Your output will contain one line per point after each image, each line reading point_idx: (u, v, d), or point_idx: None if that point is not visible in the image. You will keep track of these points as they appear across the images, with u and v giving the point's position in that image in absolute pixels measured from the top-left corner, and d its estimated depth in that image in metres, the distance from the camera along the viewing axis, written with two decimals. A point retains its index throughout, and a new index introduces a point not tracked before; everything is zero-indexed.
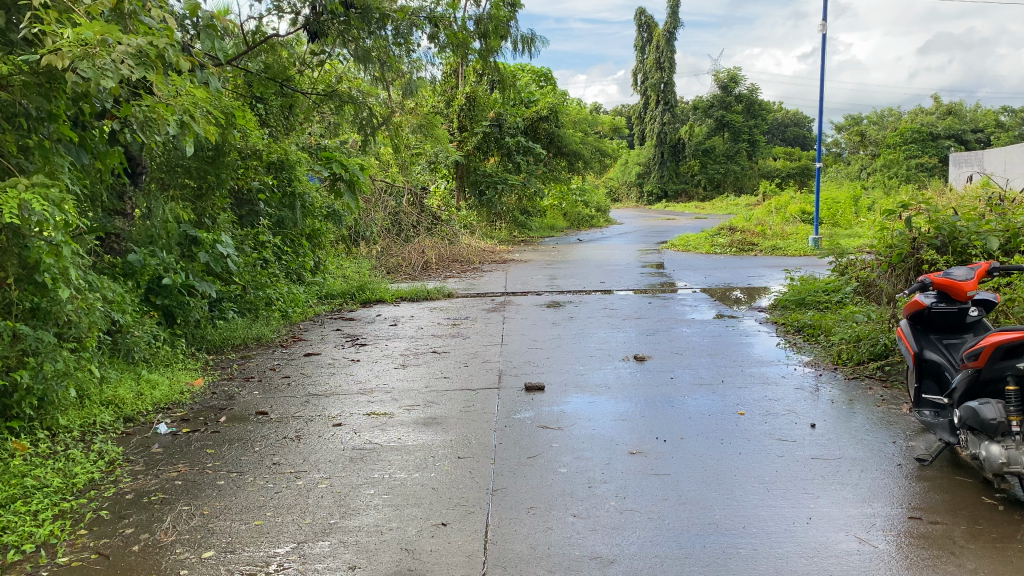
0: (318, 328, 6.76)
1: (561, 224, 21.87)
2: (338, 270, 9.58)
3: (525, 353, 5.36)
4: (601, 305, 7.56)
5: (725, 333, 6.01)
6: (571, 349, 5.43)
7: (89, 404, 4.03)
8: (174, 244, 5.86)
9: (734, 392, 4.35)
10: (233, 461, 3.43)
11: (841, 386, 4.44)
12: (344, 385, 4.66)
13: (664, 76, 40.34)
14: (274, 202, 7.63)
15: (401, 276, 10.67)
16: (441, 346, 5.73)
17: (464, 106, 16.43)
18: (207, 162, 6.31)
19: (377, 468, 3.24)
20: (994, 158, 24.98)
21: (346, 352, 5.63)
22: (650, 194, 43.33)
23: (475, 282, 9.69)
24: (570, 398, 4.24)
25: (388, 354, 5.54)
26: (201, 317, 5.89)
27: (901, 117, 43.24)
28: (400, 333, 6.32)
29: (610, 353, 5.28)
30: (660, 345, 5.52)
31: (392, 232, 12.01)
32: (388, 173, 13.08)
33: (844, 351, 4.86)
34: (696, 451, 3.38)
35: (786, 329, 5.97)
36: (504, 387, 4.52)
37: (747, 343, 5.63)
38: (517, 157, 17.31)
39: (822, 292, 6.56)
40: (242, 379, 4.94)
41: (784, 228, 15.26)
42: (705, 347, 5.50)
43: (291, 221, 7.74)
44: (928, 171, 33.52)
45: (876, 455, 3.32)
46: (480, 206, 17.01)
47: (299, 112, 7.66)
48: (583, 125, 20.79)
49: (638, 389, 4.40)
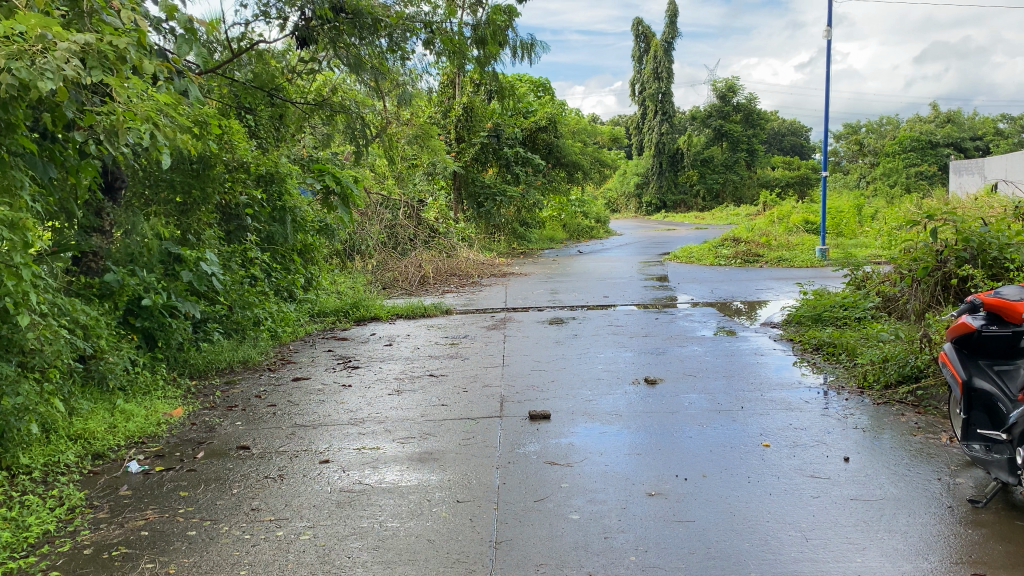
0: (309, 348, 6.44)
1: (560, 235, 21.61)
2: (332, 285, 9.26)
3: (528, 376, 5.03)
4: (606, 322, 7.24)
5: (739, 353, 5.69)
6: (576, 372, 5.10)
7: (55, 439, 3.69)
8: (156, 262, 5.54)
9: (755, 419, 4.02)
10: (208, 506, 3.08)
11: (870, 412, 4.11)
12: (334, 415, 4.32)
13: (662, 86, 40.09)
14: (264, 217, 7.32)
15: (398, 291, 10.36)
16: (438, 368, 5.40)
17: (462, 117, 16.11)
18: (192, 176, 6.04)
19: (367, 515, 2.91)
20: (996, 166, 24.74)
21: (337, 376, 5.30)
22: (649, 204, 43.07)
23: (474, 297, 9.37)
24: (578, 428, 3.92)
25: (381, 378, 5.21)
26: (184, 340, 5.56)
27: (900, 126, 43.12)
28: (396, 354, 5.99)
29: (618, 376, 4.95)
30: (671, 367, 5.20)
31: (388, 246, 11.70)
32: (384, 185, 12.81)
33: (871, 372, 4.54)
34: (721, 492, 3.05)
35: (803, 348, 5.65)
36: (507, 415, 4.19)
37: (763, 363, 5.30)
38: (516, 168, 17.05)
39: (840, 308, 6.25)
40: (225, 408, 4.60)
41: (789, 238, 14.97)
42: (719, 368, 5.18)
43: (281, 236, 7.42)
44: (929, 179, 33.30)
45: (922, 495, 2.99)
46: (479, 217, 16.72)
47: (290, 123, 7.36)
48: (582, 135, 20.55)
49: (651, 417, 4.07)
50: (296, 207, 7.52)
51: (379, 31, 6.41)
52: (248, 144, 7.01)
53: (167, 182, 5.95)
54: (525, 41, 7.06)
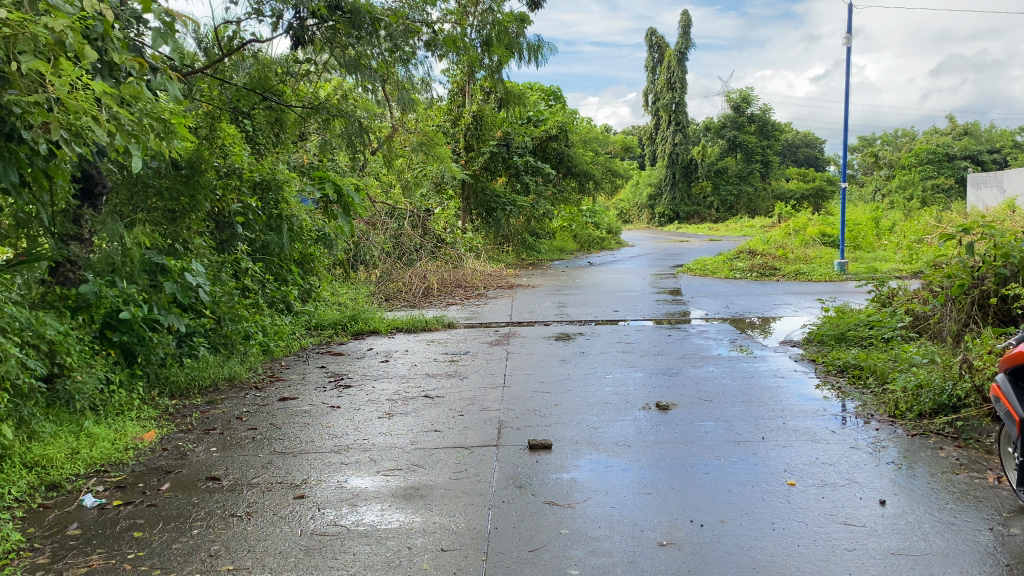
0: (301, 364, 6.10)
1: (571, 246, 21.26)
2: (332, 296, 8.93)
3: (530, 399, 4.67)
4: (615, 338, 6.88)
5: (757, 375, 5.30)
6: (581, 394, 4.74)
7: (5, 467, 3.36)
8: (138, 273, 5.23)
9: (778, 453, 3.64)
10: (162, 550, 2.74)
11: (904, 445, 3.73)
12: (317, 442, 3.97)
13: (676, 97, 39.62)
14: (260, 225, 7.04)
15: (401, 303, 10.01)
16: (435, 389, 5.04)
17: (471, 125, 15.74)
18: (181, 181, 5.81)
19: (338, 566, 2.55)
20: (1015, 179, 24.24)
21: (327, 396, 4.95)
22: (662, 216, 42.63)
23: (479, 310, 9.02)
24: (582, 461, 3.55)
25: (373, 398, 4.85)
26: (166, 355, 5.23)
27: (917, 138, 42.61)
28: (392, 372, 5.63)
29: (628, 400, 4.58)
30: (684, 390, 4.83)
31: (393, 256, 11.38)
32: (391, 194, 12.51)
33: (903, 399, 4.16)
34: (742, 541, 2.68)
35: (827, 370, 5.27)
36: (504, 444, 3.83)
37: (783, 387, 4.92)
38: (526, 177, 16.76)
39: (866, 327, 5.87)
40: (202, 432, 4.26)
41: (806, 251, 14.56)
42: (736, 392, 4.80)
43: (276, 245, 7.12)
44: (946, 191, 32.77)
45: (973, 548, 2.61)
46: (488, 227, 16.38)
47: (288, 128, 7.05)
48: (593, 144, 20.24)
49: (662, 449, 3.70)
50: (294, 215, 7.35)
51: (378, 30, 6.07)
52: (242, 149, 6.74)
53: (154, 188, 5.67)
54: (532, 42, 6.73)
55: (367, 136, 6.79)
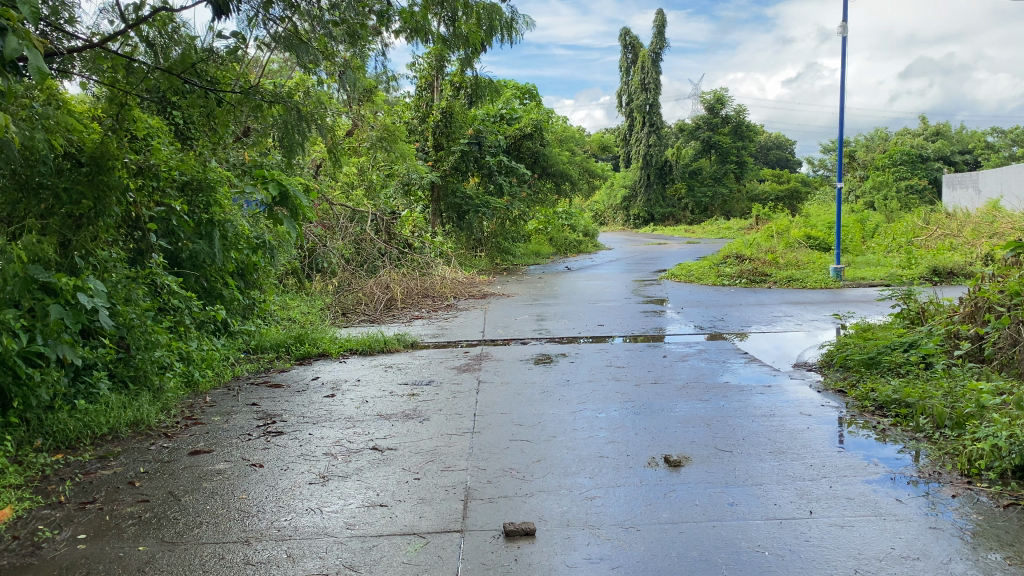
0: (230, 400, 5.12)
1: (547, 250, 20.37)
2: (279, 312, 7.93)
3: (506, 452, 3.71)
4: (602, 361, 5.95)
5: (779, 412, 4.39)
6: (569, 444, 3.79)
7: None
8: (23, 294, 4.16)
9: (836, 539, 2.72)
10: None
11: (1000, 522, 2.83)
12: (222, 529, 2.96)
13: (650, 97, 38.92)
14: (186, 232, 6.15)
15: (359, 316, 9.00)
16: (387, 436, 4.07)
17: (440, 122, 14.80)
18: (82, 179, 4.79)
19: None
20: (989, 179, 23.64)
21: (250, 450, 3.96)
22: (636, 218, 41.82)
23: (446, 325, 8.06)
24: (575, 559, 2.59)
25: (308, 452, 3.87)
26: (52, 396, 4.18)
27: (889, 140, 42.38)
28: (337, 411, 4.65)
29: (627, 454, 3.64)
30: (695, 437, 3.90)
31: (352, 263, 10.43)
32: (352, 196, 11.55)
33: (981, 452, 3.28)
34: None
35: (861, 406, 4.37)
36: (470, 528, 2.86)
37: (815, 431, 4.02)
38: (499, 177, 15.80)
39: (900, 350, 5.00)
40: (75, 509, 3.23)
41: (796, 255, 13.77)
42: (760, 438, 3.88)
43: (206, 255, 6.18)
44: (920, 191, 32.23)
45: None
46: (459, 231, 15.39)
47: (224, 122, 6.04)
48: (569, 144, 19.52)
49: (682, 536, 2.76)
50: (228, 220, 6.43)
51: None
52: (163, 143, 5.84)
53: (49, 190, 4.68)
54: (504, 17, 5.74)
55: (308, 127, 5.77)
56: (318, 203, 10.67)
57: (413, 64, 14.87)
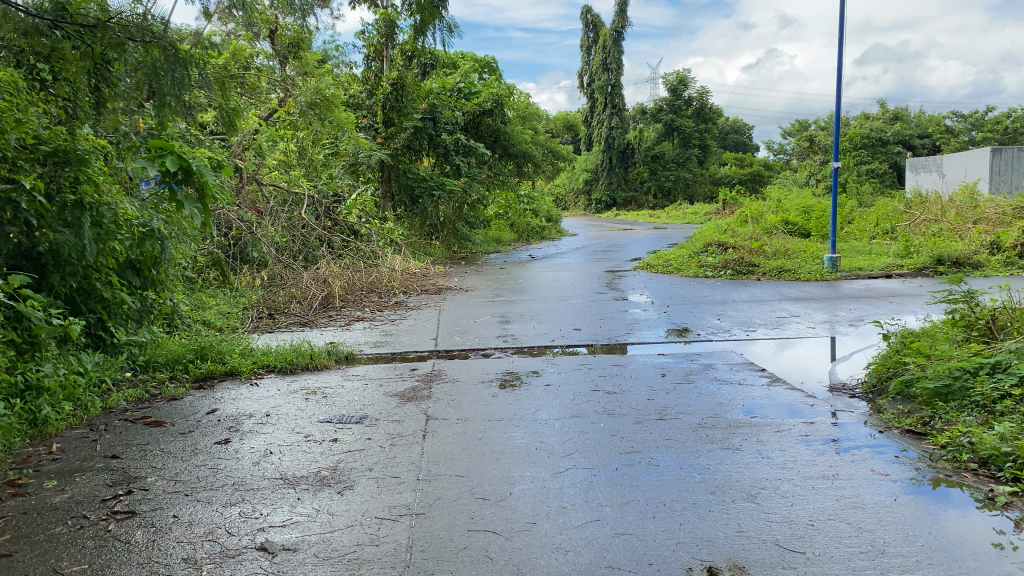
0: (86, 449, 3.74)
1: (507, 237, 19.09)
2: (187, 315, 6.50)
3: (464, 561, 2.40)
4: (587, 383, 4.67)
5: (841, 469, 3.17)
6: (558, 542, 2.51)
7: None
8: None
9: None
10: None
11: None
12: None
13: (612, 78, 37.49)
14: (47, 216, 4.64)
15: (290, 317, 7.57)
16: (285, 525, 2.73)
17: (390, 96, 13.27)
18: None
19: None
20: (955, 163, 22.70)
21: (71, 553, 2.58)
22: (598, 202, 40.71)
23: (391, 330, 6.70)
24: None
25: (157, 559, 2.51)
26: None
27: (851, 123, 41.63)
28: (223, 472, 3.29)
29: (650, 563, 2.36)
30: (743, 524, 2.63)
31: (286, 255, 9.07)
32: (287, 176, 10.10)
33: None
34: None
35: (955, 461, 3.17)
36: None
37: (906, 505, 2.80)
38: (456, 158, 14.45)
39: (984, 374, 3.80)
40: None
41: (781, 242, 12.65)
42: (839, 524, 2.64)
43: (72, 248, 4.63)
44: (881, 175, 31.49)
45: None
46: (412, 216, 14.01)
47: (94, 70, 4.53)
48: (531, 123, 18.26)
49: None
50: (105, 204, 4.98)
51: None
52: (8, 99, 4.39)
53: None
54: None
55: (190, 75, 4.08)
56: (244, 184, 9.21)
57: (361, 31, 13.39)
